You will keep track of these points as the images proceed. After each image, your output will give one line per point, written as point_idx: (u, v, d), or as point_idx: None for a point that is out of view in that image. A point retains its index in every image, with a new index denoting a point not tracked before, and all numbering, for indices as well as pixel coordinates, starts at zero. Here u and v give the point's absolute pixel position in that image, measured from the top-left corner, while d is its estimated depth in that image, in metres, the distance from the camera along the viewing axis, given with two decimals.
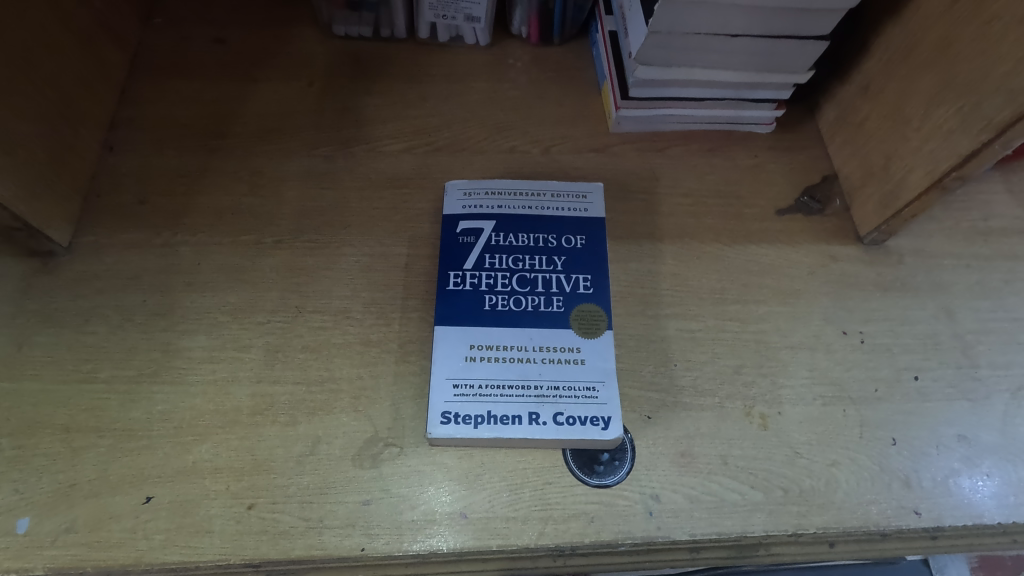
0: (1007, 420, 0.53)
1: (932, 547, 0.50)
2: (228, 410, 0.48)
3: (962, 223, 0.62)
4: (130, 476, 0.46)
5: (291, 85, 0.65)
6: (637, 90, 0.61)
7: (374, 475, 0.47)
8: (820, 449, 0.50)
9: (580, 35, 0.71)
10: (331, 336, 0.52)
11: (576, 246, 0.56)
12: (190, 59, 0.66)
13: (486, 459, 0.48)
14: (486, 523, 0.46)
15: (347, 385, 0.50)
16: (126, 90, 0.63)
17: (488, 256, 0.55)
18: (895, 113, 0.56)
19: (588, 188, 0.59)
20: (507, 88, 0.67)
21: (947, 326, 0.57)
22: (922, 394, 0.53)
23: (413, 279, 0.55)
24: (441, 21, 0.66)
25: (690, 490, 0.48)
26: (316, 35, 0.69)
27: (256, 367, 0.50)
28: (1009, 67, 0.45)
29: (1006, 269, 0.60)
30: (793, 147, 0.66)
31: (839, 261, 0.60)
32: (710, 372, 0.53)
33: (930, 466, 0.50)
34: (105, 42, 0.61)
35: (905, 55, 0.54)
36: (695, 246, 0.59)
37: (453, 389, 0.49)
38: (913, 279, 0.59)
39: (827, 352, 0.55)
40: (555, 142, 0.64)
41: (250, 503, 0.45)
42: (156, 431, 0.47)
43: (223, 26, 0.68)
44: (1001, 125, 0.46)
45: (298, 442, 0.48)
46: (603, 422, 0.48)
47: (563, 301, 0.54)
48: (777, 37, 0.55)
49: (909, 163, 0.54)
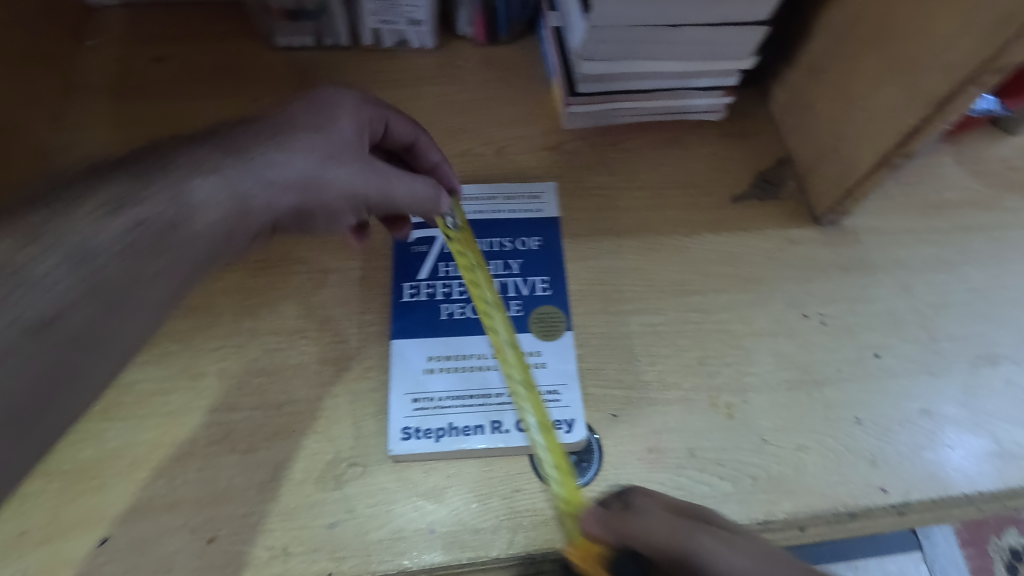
0: (968, 391, 0.53)
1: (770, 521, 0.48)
2: (184, 442, 0.47)
3: (917, 197, 0.62)
4: (83, 518, 0.45)
5: (234, 101, 0.64)
6: (584, 85, 0.60)
7: (338, 497, 0.46)
8: (786, 433, 0.51)
9: (528, 31, 0.71)
10: (288, 357, 0.51)
11: (532, 247, 0.57)
12: (129, 80, 0.64)
13: (452, 471, 0.47)
14: (455, 536, 0.45)
15: (306, 407, 0.49)
16: (62, 118, 0.61)
17: (443, 264, 0.56)
18: (842, 94, 0.56)
19: (542, 188, 0.60)
20: (458, 90, 0.66)
21: (906, 301, 0.57)
22: (884, 370, 0.54)
23: (371, 293, 0.54)
24: (385, 26, 0.65)
25: (660, 486, 0.48)
26: (257, 47, 0.67)
27: (210, 396, 0.49)
28: (944, 42, 0.45)
29: (962, 240, 0.60)
30: (745, 133, 0.66)
31: (798, 243, 0.60)
32: (673, 365, 0.53)
33: (895, 443, 0.51)
34: (34, 68, 0.59)
35: (847, 34, 0.54)
36: (654, 238, 0.59)
37: (412, 403, 0.49)
38: (871, 256, 0.59)
39: (789, 336, 0.55)
40: (508, 142, 0.64)
41: (210, 536, 0.44)
42: (108, 469, 0.46)
43: (160, 43, 0.67)
44: (941, 100, 0.46)
45: (258, 469, 0.47)
46: (567, 425, 0.49)
47: (522, 305, 0.55)
48: (719, 25, 0.55)
49: (858, 141, 0.54)
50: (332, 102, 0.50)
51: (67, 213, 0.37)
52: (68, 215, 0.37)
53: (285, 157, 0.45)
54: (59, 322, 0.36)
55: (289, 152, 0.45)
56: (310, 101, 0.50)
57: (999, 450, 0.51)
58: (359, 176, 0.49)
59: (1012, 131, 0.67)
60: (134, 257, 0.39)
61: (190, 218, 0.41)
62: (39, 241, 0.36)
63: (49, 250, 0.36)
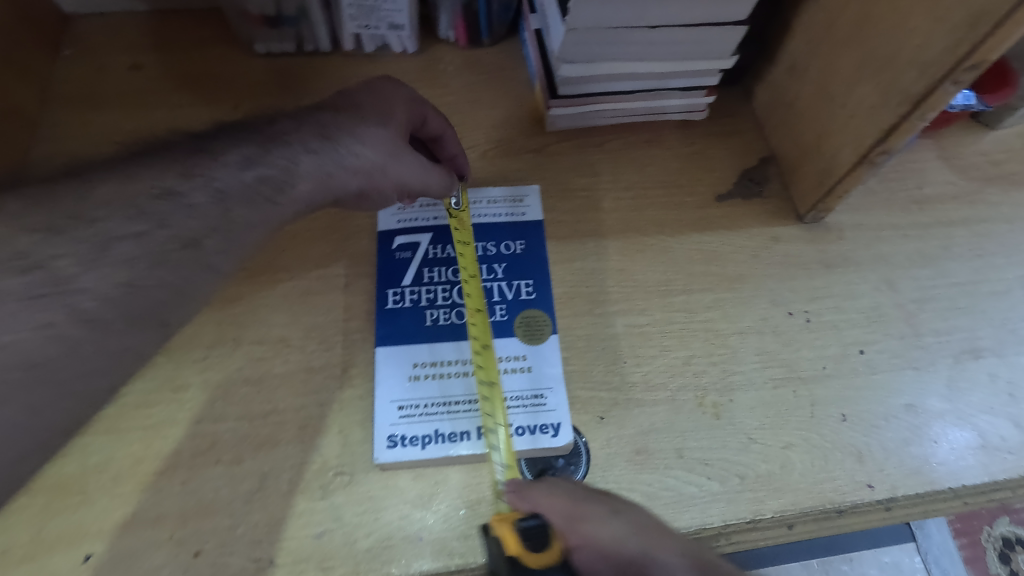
0: (952, 385, 0.54)
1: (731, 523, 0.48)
2: (168, 455, 0.47)
3: (899, 192, 0.63)
4: (67, 534, 0.44)
5: (214, 108, 0.63)
6: (566, 88, 0.60)
7: (325, 506, 0.46)
8: (773, 431, 0.51)
9: (509, 34, 0.71)
10: (273, 366, 0.50)
11: (516, 251, 0.57)
12: (107, 90, 0.64)
13: (439, 478, 0.47)
14: (443, 542, 0.45)
15: (292, 416, 0.49)
16: (39, 129, 0.61)
17: (427, 270, 0.56)
18: (822, 92, 0.56)
19: (526, 192, 0.60)
20: (441, 94, 0.66)
21: (889, 296, 0.58)
22: (869, 366, 0.54)
23: (356, 299, 0.54)
24: (366, 32, 0.65)
25: (648, 487, 0.48)
26: (238, 54, 0.67)
27: (195, 407, 0.49)
28: (919, 39, 0.45)
29: (944, 235, 0.61)
30: (728, 132, 0.66)
31: (781, 241, 0.60)
32: (660, 366, 0.53)
33: (881, 438, 0.51)
34: (10, 79, 0.58)
35: (825, 32, 0.54)
36: (639, 239, 0.59)
37: (398, 411, 0.49)
38: (854, 253, 0.60)
39: (775, 334, 0.55)
40: (492, 146, 0.64)
41: (196, 550, 0.44)
42: (92, 484, 0.46)
43: (139, 51, 0.66)
44: (917, 97, 0.46)
45: (244, 480, 0.46)
46: (553, 429, 0.49)
47: (506, 309, 0.54)
48: (698, 26, 0.55)
49: (839, 138, 0.54)
50: (394, 98, 0.53)
51: (210, 161, 0.43)
52: (187, 178, 0.42)
53: (356, 143, 0.49)
54: (198, 243, 0.41)
55: (359, 139, 0.49)
56: (374, 95, 0.53)
57: (984, 443, 0.52)
58: (414, 169, 0.53)
59: (992, 126, 0.67)
60: (247, 201, 0.44)
61: (291, 184, 0.45)
62: (186, 177, 0.42)
63: (191, 184, 0.42)
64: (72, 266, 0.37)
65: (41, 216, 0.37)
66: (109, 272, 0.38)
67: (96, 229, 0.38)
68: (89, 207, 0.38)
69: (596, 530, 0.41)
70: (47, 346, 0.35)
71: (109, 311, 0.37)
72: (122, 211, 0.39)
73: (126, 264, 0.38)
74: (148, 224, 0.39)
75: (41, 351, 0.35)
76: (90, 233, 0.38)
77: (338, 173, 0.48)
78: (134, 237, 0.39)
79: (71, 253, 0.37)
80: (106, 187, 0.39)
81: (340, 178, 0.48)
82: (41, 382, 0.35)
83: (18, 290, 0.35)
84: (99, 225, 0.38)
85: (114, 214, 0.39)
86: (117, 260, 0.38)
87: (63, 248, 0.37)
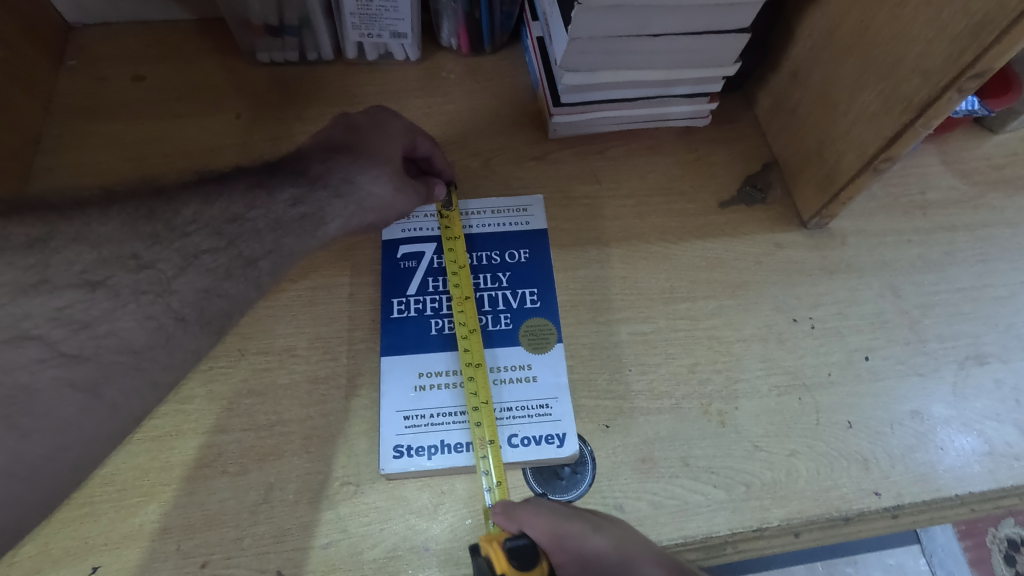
0: (957, 391, 0.54)
1: (733, 534, 0.47)
2: (174, 466, 0.47)
3: (902, 198, 0.63)
4: (73, 547, 0.44)
5: (217, 119, 0.64)
6: (568, 96, 0.60)
7: (331, 517, 0.46)
8: (778, 439, 0.51)
9: (511, 41, 0.71)
10: (278, 377, 0.51)
11: (520, 260, 0.57)
12: (110, 100, 0.64)
13: (446, 487, 0.47)
14: (450, 553, 0.45)
15: (297, 427, 0.49)
16: (43, 141, 0.61)
17: (431, 279, 0.56)
18: (824, 99, 0.56)
19: (529, 202, 0.61)
20: (442, 102, 0.66)
21: (893, 302, 0.58)
22: (874, 373, 0.54)
23: (360, 309, 0.54)
24: (368, 40, 0.65)
25: (653, 496, 0.48)
26: (240, 63, 0.67)
27: (200, 418, 0.49)
28: (921, 47, 0.45)
29: (947, 240, 0.61)
30: (730, 138, 0.66)
31: (785, 247, 0.60)
32: (664, 373, 0.53)
33: (886, 445, 0.51)
34: (13, 91, 0.58)
35: (827, 39, 0.54)
36: (642, 247, 0.59)
37: (404, 421, 0.49)
38: (858, 260, 0.60)
39: (779, 341, 0.55)
40: (494, 153, 0.64)
41: (203, 561, 0.44)
42: (98, 496, 0.46)
43: (141, 62, 0.66)
44: (920, 106, 0.46)
45: (250, 491, 0.46)
46: (559, 439, 0.49)
47: (511, 318, 0.54)
48: (699, 34, 0.55)
49: (842, 146, 0.54)
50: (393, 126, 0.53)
51: (267, 191, 0.45)
52: (259, 199, 0.44)
53: (373, 184, 0.49)
54: (257, 265, 0.43)
55: (377, 178, 0.49)
56: (376, 126, 0.53)
57: (990, 449, 0.52)
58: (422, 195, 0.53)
59: (995, 130, 0.67)
60: (293, 231, 0.45)
61: (325, 223, 0.46)
62: (248, 203, 0.43)
63: (254, 211, 0.43)
64: (168, 269, 0.39)
65: (143, 222, 0.40)
66: (194, 277, 0.40)
67: (182, 242, 0.40)
68: (178, 221, 0.41)
69: (583, 543, 0.42)
70: (144, 335, 0.38)
71: (189, 315, 0.40)
72: (203, 227, 0.41)
73: (207, 272, 0.41)
74: (223, 241, 0.42)
75: (139, 339, 0.37)
76: (179, 244, 0.40)
77: (360, 212, 0.49)
78: (210, 251, 0.41)
79: (164, 259, 0.39)
80: (190, 205, 0.42)
81: (362, 217, 0.49)
82: (134, 368, 0.37)
83: (126, 285, 0.38)
84: (186, 237, 0.40)
85: (199, 229, 0.41)
86: (198, 269, 0.40)
87: (157, 254, 0.39)
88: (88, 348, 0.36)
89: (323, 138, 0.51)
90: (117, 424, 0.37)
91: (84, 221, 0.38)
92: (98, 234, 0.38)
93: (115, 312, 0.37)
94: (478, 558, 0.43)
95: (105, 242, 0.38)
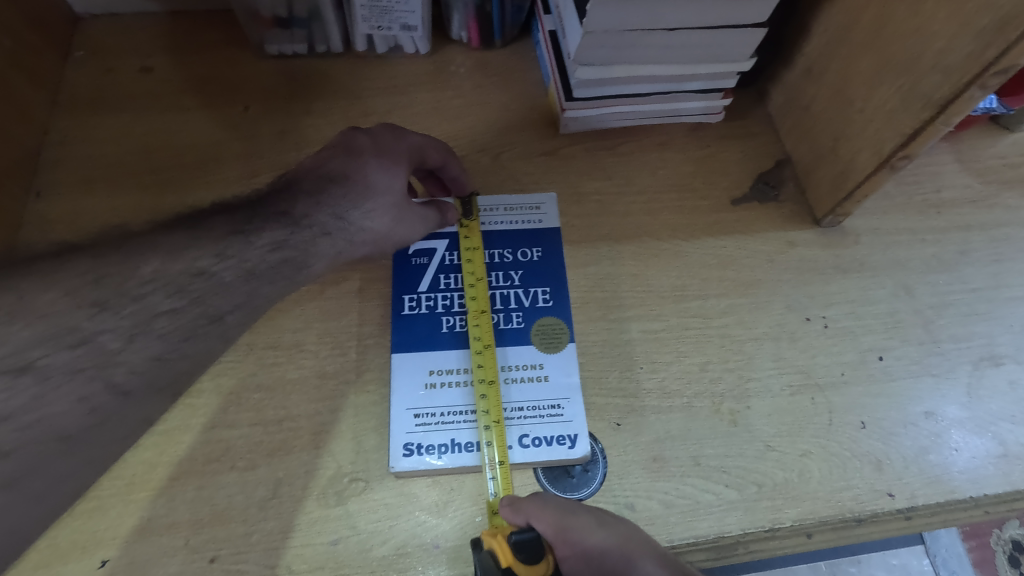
0: (971, 393, 0.53)
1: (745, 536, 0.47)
2: (182, 461, 0.47)
3: (916, 196, 0.62)
4: (81, 542, 0.44)
5: (226, 112, 0.63)
6: (580, 91, 0.59)
7: (340, 513, 0.45)
8: (791, 439, 0.50)
9: (521, 35, 0.70)
10: (286, 371, 0.50)
11: (533, 258, 0.57)
12: (118, 92, 0.63)
13: (456, 485, 0.47)
14: (460, 551, 0.45)
15: (305, 422, 0.48)
16: (50, 132, 0.61)
17: (443, 276, 0.55)
18: (840, 96, 0.55)
19: (543, 199, 0.60)
20: (452, 96, 0.66)
21: (907, 303, 0.57)
22: (887, 373, 0.53)
23: (369, 304, 0.54)
24: (377, 33, 0.64)
25: (664, 495, 0.47)
26: (249, 56, 0.67)
27: (208, 413, 0.48)
28: (943, 43, 0.44)
29: (962, 240, 0.60)
30: (742, 134, 0.65)
31: (798, 246, 0.59)
32: (676, 372, 0.52)
33: (900, 446, 0.50)
34: (20, 83, 0.58)
35: (843, 35, 0.54)
36: (653, 244, 0.58)
37: (414, 419, 0.49)
38: (871, 259, 0.59)
39: (791, 340, 0.55)
40: (504, 148, 0.63)
41: (211, 556, 0.44)
42: (106, 490, 0.46)
43: (149, 54, 0.66)
44: (941, 102, 0.46)
45: (259, 486, 0.46)
46: (570, 440, 0.49)
47: (523, 316, 0.54)
48: (713, 28, 0.54)
49: (858, 143, 0.54)
50: (395, 154, 0.50)
51: (243, 237, 0.43)
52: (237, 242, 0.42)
53: (367, 219, 0.47)
54: (224, 320, 0.41)
55: (371, 213, 0.47)
56: (378, 154, 0.49)
57: (1004, 451, 0.51)
58: (422, 228, 0.51)
59: (1010, 128, 0.66)
60: (271, 278, 0.44)
61: (310, 264, 0.45)
62: (219, 253, 0.41)
63: (224, 262, 0.41)
64: (113, 341, 0.37)
65: (89, 288, 0.37)
66: (145, 345, 0.38)
67: (140, 303, 0.38)
68: (133, 283, 0.38)
69: (584, 540, 0.42)
70: (78, 420, 0.36)
71: (136, 385, 0.38)
72: (164, 286, 0.39)
73: (160, 338, 0.39)
74: (185, 301, 0.40)
75: (71, 425, 0.36)
76: (133, 309, 0.38)
77: (350, 248, 0.47)
78: (169, 312, 0.39)
79: (112, 330, 0.37)
80: (151, 260, 0.39)
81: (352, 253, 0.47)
82: (66, 452, 0.36)
83: (61, 365, 0.35)
84: (141, 298, 0.38)
85: (158, 288, 0.39)
86: (151, 334, 0.39)
87: (105, 324, 0.37)
88: (17, 441, 0.34)
89: (320, 161, 0.48)
90: (39, 511, 0.36)
91: (20, 291, 0.35)
92: (34, 306, 0.35)
93: (46, 399, 0.35)
94: (480, 552, 0.43)
95: (44, 318, 0.36)
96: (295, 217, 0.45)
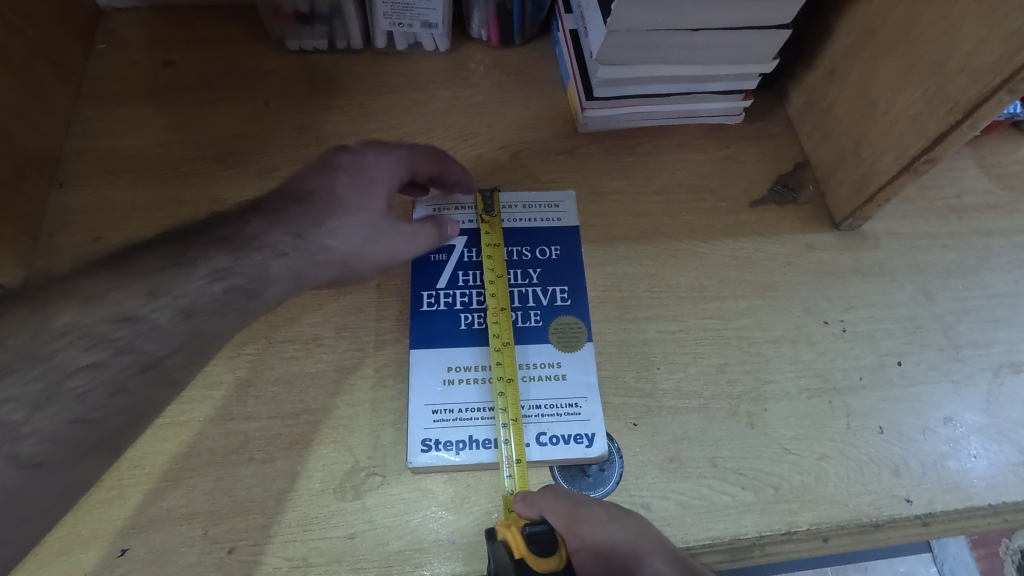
0: (991, 399, 0.53)
1: (760, 540, 0.47)
2: (202, 452, 0.47)
3: (937, 200, 0.62)
4: (102, 529, 0.44)
5: (247, 106, 0.63)
6: (600, 90, 0.59)
7: (357, 507, 0.46)
8: (808, 443, 0.50)
9: (541, 33, 0.70)
10: (304, 365, 0.50)
11: (551, 257, 0.57)
12: (140, 85, 0.64)
13: (473, 481, 0.47)
14: (476, 547, 0.45)
15: (323, 416, 0.49)
16: (73, 124, 0.61)
17: (461, 273, 0.55)
18: (862, 98, 0.55)
19: (562, 197, 0.60)
20: (471, 94, 0.66)
21: (927, 308, 0.57)
22: (905, 378, 0.53)
23: (388, 299, 0.54)
24: (398, 30, 0.64)
25: (680, 496, 0.47)
26: (270, 51, 0.67)
27: (227, 405, 0.49)
28: (971, 47, 0.44)
29: (982, 246, 0.60)
30: (762, 135, 0.65)
31: (816, 248, 0.59)
32: (693, 373, 0.52)
33: (918, 452, 0.50)
34: (46, 74, 0.58)
35: (868, 37, 0.53)
36: (671, 244, 0.58)
37: (432, 415, 0.49)
38: (891, 262, 0.59)
39: (809, 343, 0.54)
40: (522, 146, 0.63)
41: (230, 547, 0.44)
42: (126, 479, 0.46)
43: (171, 47, 0.66)
44: (968, 106, 0.46)
45: (277, 479, 0.46)
46: (587, 439, 0.49)
47: (541, 314, 0.54)
48: (736, 29, 0.54)
49: (880, 147, 0.53)
50: (372, 175, 0.49)
51: (182, 268, 0.41)
52: (176, 278, 0.41)
53: (331, 238, 0.46)
54: (160, 365, 0.40)
55: (338, 231, 0.46)
56: (356, 174, 0.49)
57: None
58: (403, 250, 0.50)
59: None
60: (211, 314, 0.42)
61: (262, 291, 0.44)
62: (149, 294, 0.40)
63: (155, 304, 0.40)
64: (16, 412, 0.35)
65: None
66: (60, 408, 0.36)
67: (51, 363, 0.36)
68: (44, 338, 0.37)
69: (596, 532, 0.42)
70: None
71: (52, 455, 0.36)
72: (81, 338, 0.37)
73: (79, 399, 0.37)
74: (107, 352, 0.38)
75: None
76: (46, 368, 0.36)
77: (315, 268, 0.46)
78: (89, 367, 0.37)
79: (15, 399, 0.35)
80: (66, 309, 0.38)
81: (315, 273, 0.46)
82: None
83: None
84: (55, 356, 0.37)
85: (73, 340, 0.37)
86: (70, 394, 0.37)
87: (8, 391, 0.35)
88: None
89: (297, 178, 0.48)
90: None
91: None
92: None
93: None
94: (494, 544, 0.43)
95: None
96: (246, 239, 0.44)
